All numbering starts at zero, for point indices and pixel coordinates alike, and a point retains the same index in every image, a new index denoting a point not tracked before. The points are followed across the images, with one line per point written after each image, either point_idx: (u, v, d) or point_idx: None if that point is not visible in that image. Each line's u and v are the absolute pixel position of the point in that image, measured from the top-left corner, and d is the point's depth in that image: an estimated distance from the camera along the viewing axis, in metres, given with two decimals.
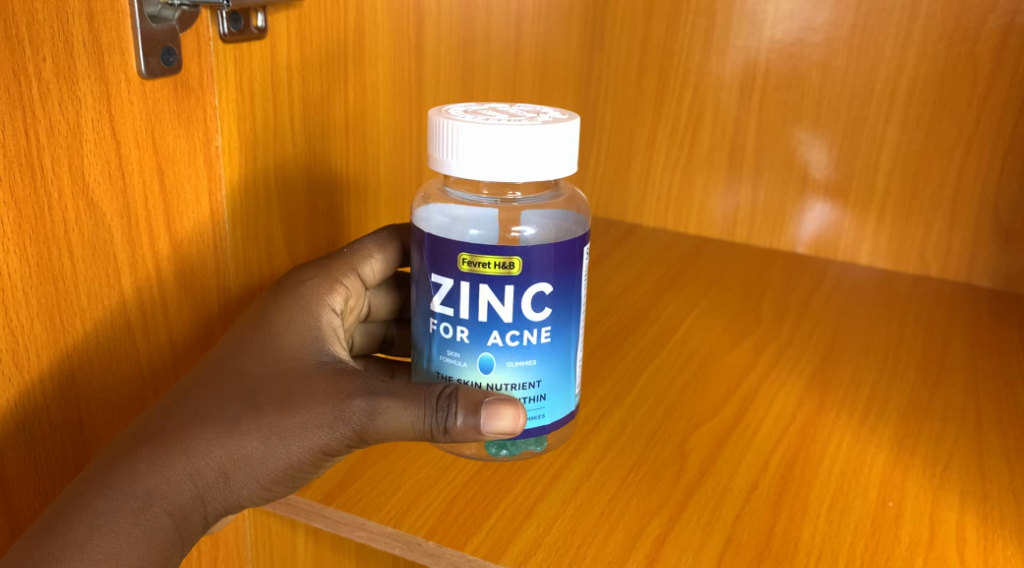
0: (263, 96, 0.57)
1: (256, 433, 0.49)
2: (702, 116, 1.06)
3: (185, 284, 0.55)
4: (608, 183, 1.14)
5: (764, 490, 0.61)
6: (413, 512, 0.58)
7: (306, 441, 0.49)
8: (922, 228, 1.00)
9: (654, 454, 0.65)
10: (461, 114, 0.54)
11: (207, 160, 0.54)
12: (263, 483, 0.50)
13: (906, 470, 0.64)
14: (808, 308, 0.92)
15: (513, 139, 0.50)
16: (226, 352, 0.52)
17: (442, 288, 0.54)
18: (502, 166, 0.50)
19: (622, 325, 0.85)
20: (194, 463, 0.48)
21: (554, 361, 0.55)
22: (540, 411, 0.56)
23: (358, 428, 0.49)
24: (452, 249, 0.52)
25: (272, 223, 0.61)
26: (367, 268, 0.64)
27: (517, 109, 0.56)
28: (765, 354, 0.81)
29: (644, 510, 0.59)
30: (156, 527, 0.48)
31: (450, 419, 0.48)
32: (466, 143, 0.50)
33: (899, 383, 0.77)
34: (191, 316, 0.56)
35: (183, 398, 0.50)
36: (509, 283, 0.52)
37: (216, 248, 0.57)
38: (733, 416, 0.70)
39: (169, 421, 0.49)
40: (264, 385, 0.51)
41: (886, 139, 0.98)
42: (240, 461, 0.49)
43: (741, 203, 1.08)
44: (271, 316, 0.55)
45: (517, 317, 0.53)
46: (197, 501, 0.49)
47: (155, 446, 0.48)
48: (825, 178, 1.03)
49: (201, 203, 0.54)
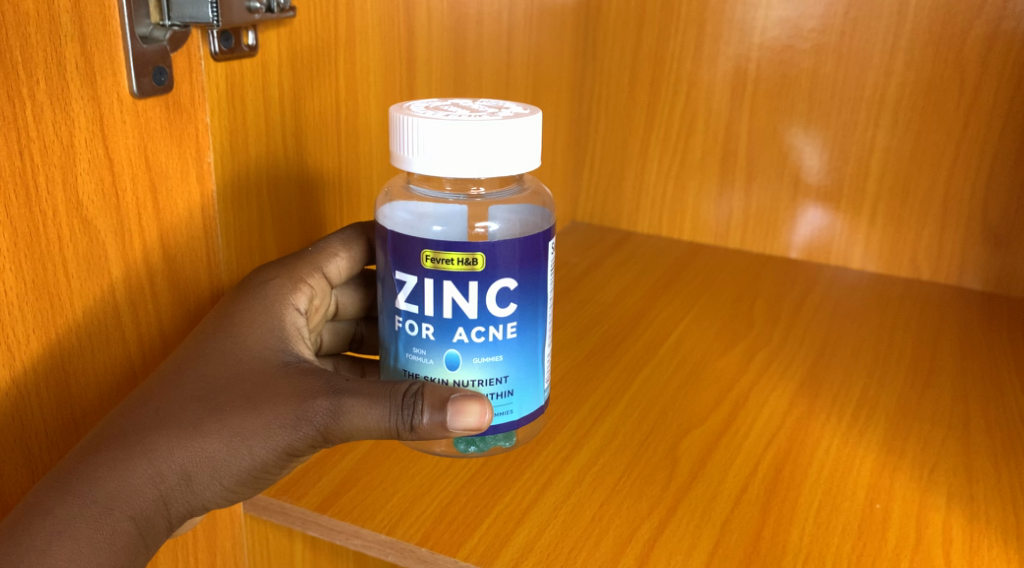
0: (255, 112, 0.58)
1: (218, 435, 0.50)
2: (694, 122, 1.07)
3: (178, 299, 0.56)
4: (603, 190, 1.15)
5: (753, 492, 0.62)
6: (405, 520, 0.58)
7: (269, 440, 0.50)
8: (913, 232, 1.01)
9: (645, 459, 0.66)
10: (423, 110, 0.55)
11: (199, 176, 0.55)
12: (227, 485, 0.51)
13: (893, 472, 0.65)
14: (800, 313, 0.93)
15: (472, 134, 0.51)
16: (184, 355, 0.53)
17: (406, 286, 0.55)
18: (463, 161, 0.51)
19: (614, 331, 0.86)
20: (156, 466, 0.49)
21: (520, 356, 0.56)
22: (510, 405, 0.57)
23: (323, 428, 0.50)
24: (415, 248, 0.53)
25: (264, 235, 0.62)
26: (332, 266, 0.64)
27: (479, 105, 0.57)
28: (756, 359, 0.82)
29: (634, 515, 0.59)
30: (118, 531, 0.49)
31: (416, 417, 0.49)
32: (427, 139, 0.51)
33: (889, 387, 0.78)
34: (184, 329, 0.57)
35: (142, 401, 0.51)
36: (473, 279, 0.53)
37: (208, 261, 0.57)
38: (724, 420, 0.71)
39: (130, 424, 0.50)
40: (226, 386, 0.51)
41: (875, 143, 0.99)
42: (202, 463, 0.50)
43: (735, 208, 1.08)
44: (234, 317, 0.55)
45: (482, 313, 0.54)
46: (159, 504, 0.50)
47: (116, 449, 0.49)
48: (817, 184, 1.03)
49: (193, 217, 0.55)
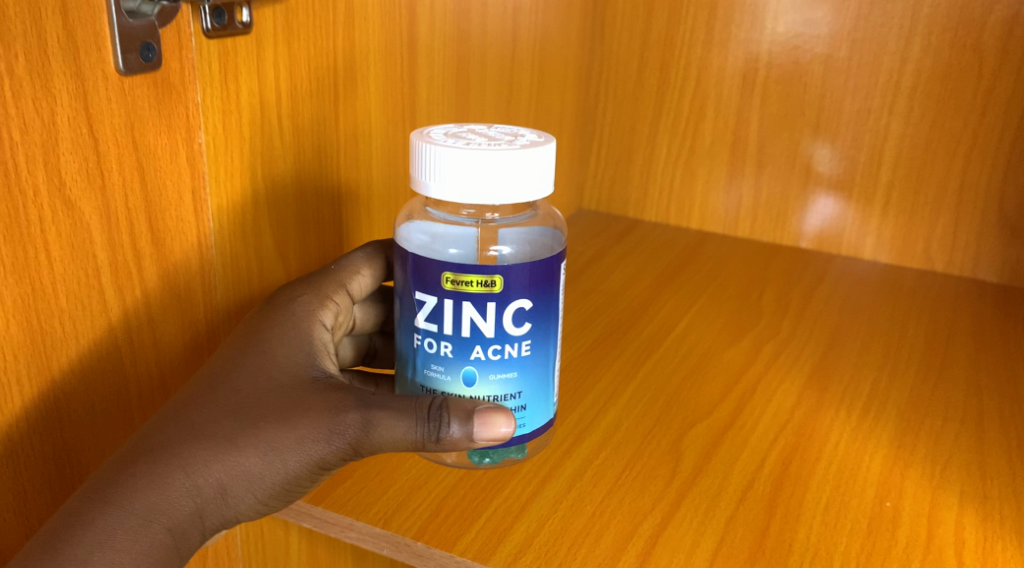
0: (249, 91, 0.56)
1: (254, 448, 0.49)
2: (704, 109, 1.04)
3: (168, 288, 0.54)
4: (610, 177, 1.13)
5: (760, 488, 0.60)
6: (402, 513, 0.57)
7: (303, 451, 0.49)
8: (926, 221, 0.99)
9: (648, 451, 0.64)
10: (441, 138, 0.54)
11: (190, 158, 0.53)
12: (260, 498, 0.50)
13: (904, 470, 0.63)
14: (809, 304, 0.91)
15: (489, 161, 0.50)
16: (215, 371, 0.52)
17: (425, 306, 0.53)
18: (479, 187, 0.50)
19: (618, 321, 0.85)
20: (193, 480, 0.48)
21: (535, 373, 0.55)
22: (521, 417, 0.55)
23: (354, 441, 0.50)
24: (435, 270, 0.52)
25: (260, 222, 0.60)
26: (355, 283, 0.64)
27: (495, 132, 0.56)
28: (763, 350, 0.80)
29: (636, 511, 0.58)
30: (155, 543, 0.47)
31: (444, 429, 0.49)
32: (445, 166, 0.50)
33: (900, 381, 0.76)
34: (177, 316, 0.55)
35: (177, 416, 0.50)
36: (491, 299, 0.52)
37: (199, 245, 0.55)
38: (730, 414, 0.69)
39: (166, 438, 0.49)
40: (260, 401, 0.51)
41: (889, 130, 0.97)
42: (239, 476, 0.49)
43: (744, 197, 1.06)
44: (263, 332, 0.55)
45: (499, 332, 0.53)
46: (196, 517, 0.49)
47: (153, 461, 0.48)
48: (829, 173, 1.01)
49: (183, 200, 0.53)
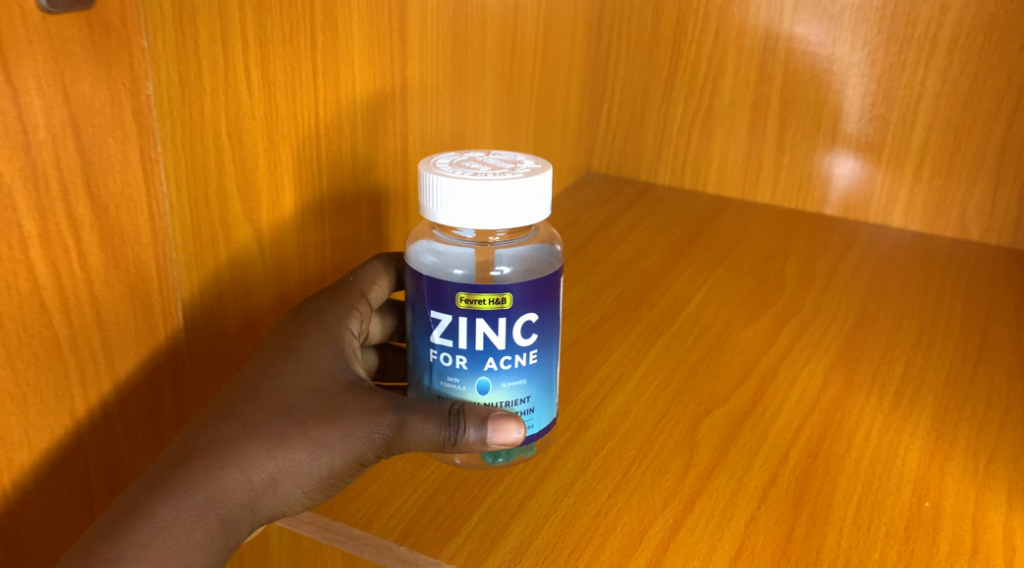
0: (210, 37, 0.48)
1: (302, 445, 0.48)
2: (724, 64, 0.97)
3: (114, 266, 0.46)
4: (621, 137, 1.06)
5: (783, 485, 0.54)
6: (384, 512, 0.51)
7: (349, 447, 0.48)
8: (963, 186, 0.91)
9: (659, 442, 0.58)
10: (442, 165, 0.51)
11: (136, 114, 0.45)
12: (306, 495, 0.49)
13: (944, 464, 0.57)
14: (835, 276, 0.84)
15: (487, 189, 0.47)
16: (257, 372, 0.51)
17: (441, 324, 0.51)
18: (477, 215, 0.47)
19: (629, 295, 0.78)
20: (246, 474, 0.47)
21: (543, 378, 0.54)
22: (529, 421, 0.53)
23: (392, 440, 0.49)
24: (448, 290, 0.50)
25: (229, 190, 0.52)
26: (374, 291, 0.60)
27: (495, 158, 0.53)
28: (786, 327, 0.74)
29: (645, 512, 0.52)
30: (211, 536, 0.45)
31: (461, 434, 0.48)
32: (449, 195, 0.47)
33: (936, 361, 0.69)
34: (127, 295, 0.47)
35: (225, 412, 0.48)
36: (502, 315, 0.50)
37: (152, 211, 0.48)
38: (749, 399, 0.63)
39: (216, 434, 0.47)
40: (305, 400, 0.49)
41: (925, 87, 0.89)
42: (288, 472, 0.47)
43: (766, 159, 0.99)
44: (297, 337, 0.53)
45: (511, 343, 0.51)
46: (249, 512, 0.47)
47: (208, 456, 0.46)
48: (857, 133, 0.94)
49: (129, 161, 0.45)
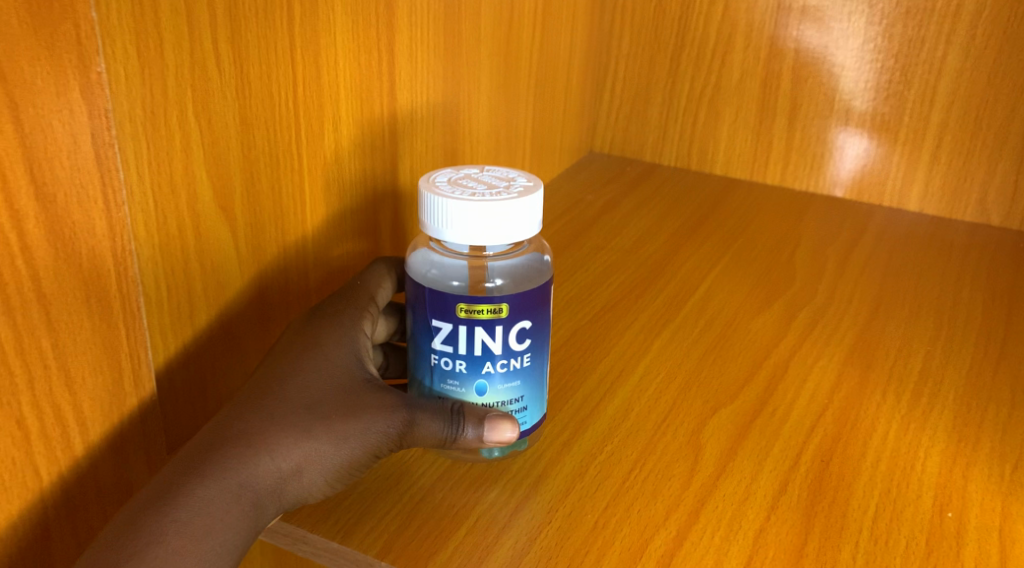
0: (171, 8, 0.44)
1: (327, 437, 0.47)
2: (732, 38, 0.92)
3: (65, 261, 0.41)
4: (625, 116, 1.01)
5: (795, 493, 0.51)
6: (365, 524, 0.48)
7: (375, 438, 0.47)
8: (984, 168, 0.87)
9: (662, 445, 0.54)
10: (442, 183, 0.50)
11: (85, 94, 0.41)
12: (328, 484, 0.47)
13: (967, 470, 0.53)
14: (848, 263, 0.80)
15: (497, 211, 0.47)
16: (277, 365, 0.49)
17: (440, 331, 0.49)
18: (489, 236, 0.47)
19: (632, 283, 0.74)
20: (275, 461, 0.45)
21: (539, 377, 0.52)
22: (524, 420, 0.52)
23: (406, 436, 0.48)
24: (448, 298, 0.48)
25: (198, 176, 0.48)
26: (380, 293, 0.58)
27: (489, 171, 0.53)
28: (797, 318, 0.70)
29: (647, 523, 0.48)
30: (246, 518, 0.44)
31: (461, 431, 0.48)
32: (458, 218, 0.47)
33: (956, 356, 0.65)
34: (82, 296, 0.43)
35: (255, 398, 0.47)
36: (499, 324, 0.49)
37: (107, 201, 0.43)
38: (759, 397, 0.59)
39: (244, 424, 0.46)
40: (328, 394, 0.48)
41: (945, 63, 0.84)
42: (313, 463, 0.46)
43: (776, 139, 0.95)
44: (310, 332, 0.52)
45: (508, 348, 0.49)
46: (276, 500, 0.46)
47: (241, 442, 0.45)
48: (873, 112, 0.89)
49: (80, 145, 0.41)
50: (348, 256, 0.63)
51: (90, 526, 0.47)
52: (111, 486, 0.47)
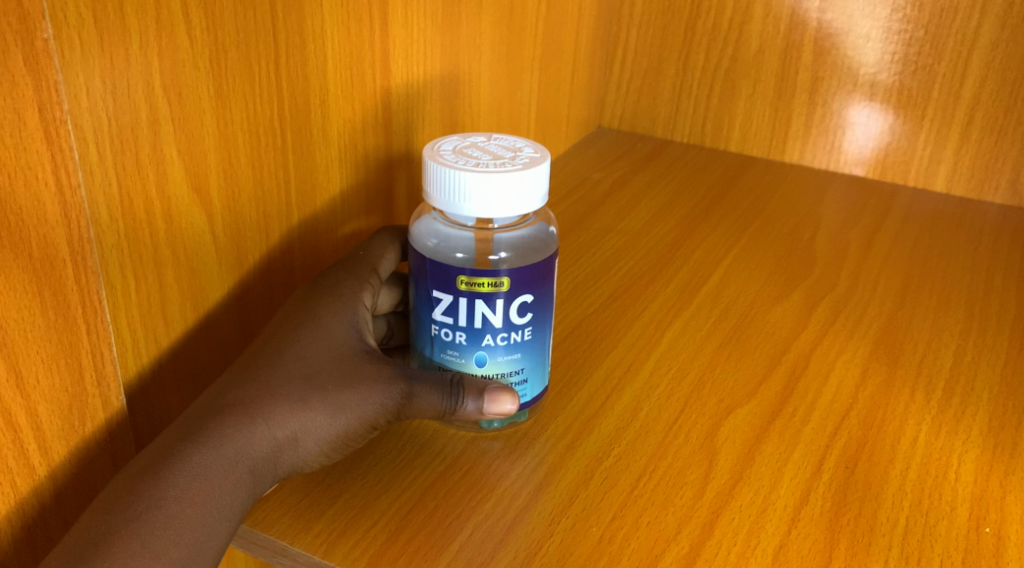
0: None
1: (324, 407, 0.45)
2: (751, 7, 0.86)
3: (11, 249, 0.37)
4: (636, 89, 0.96)
5: (817, 504, 0.47)
6: (350, 535, 0.44)
7: (373, 410, 0.46)
8: (1017, 147, 0.82)
9: (674, 449, 0.50)
10: (446, 154, 0.46)
11: (30, 61, 0.36)
12: (323, 455, 0.45)
13: (1004, 480, 0.49)
14: (871, 248, 0.75)
15: (514, 181, 0.43)
16: (274, 335, 0.47)
17: (441, 302, 0.47)
18: (507, 208, 0.44)
19: (642, 269, 0.70)
20: (270, 430, 0.43)
21: (542, 350, 0.50)
22: (524, 393, 0.50)
23: (405, 407, 0.46)
24: (449, 270, 0.46)
25: (168, 154, 0.44)
26: (385, 264, 0.55)
27: (492, 140, 0.49)
28: (819, 308, 0.65)
29: (658, 538, 0.44)
30: (241, 485, 0.42)
31: (461, 404, 0.46)
32: (476, 191, 0.43)
33: (989, 351, 0.61)
34: (30, 287, 0.38)
35: (252, 367, 0.45)
36: (499, 299, 0.46)
37: (61, 180, 0.38)
38: (778, 395, 0.55)
39: (240, 392, 0.44)
40: (326, 363, 0.46)
41: (980, 35, 0.79)
42: (308, 432, 0.44)
43: (796, 115, 0.89)
44: (308, 303, 0.49)
45: (509, 322, 0.47)
46: (273, 468, 0.44)
47: (238, 410, 0.43)
48: (900, 87, 0.84)
49: (24, 120, 0.36)
50: (338, 238, 0.59)
51: (50, 535, 0.43)
52: (71, 492, 0.43)
